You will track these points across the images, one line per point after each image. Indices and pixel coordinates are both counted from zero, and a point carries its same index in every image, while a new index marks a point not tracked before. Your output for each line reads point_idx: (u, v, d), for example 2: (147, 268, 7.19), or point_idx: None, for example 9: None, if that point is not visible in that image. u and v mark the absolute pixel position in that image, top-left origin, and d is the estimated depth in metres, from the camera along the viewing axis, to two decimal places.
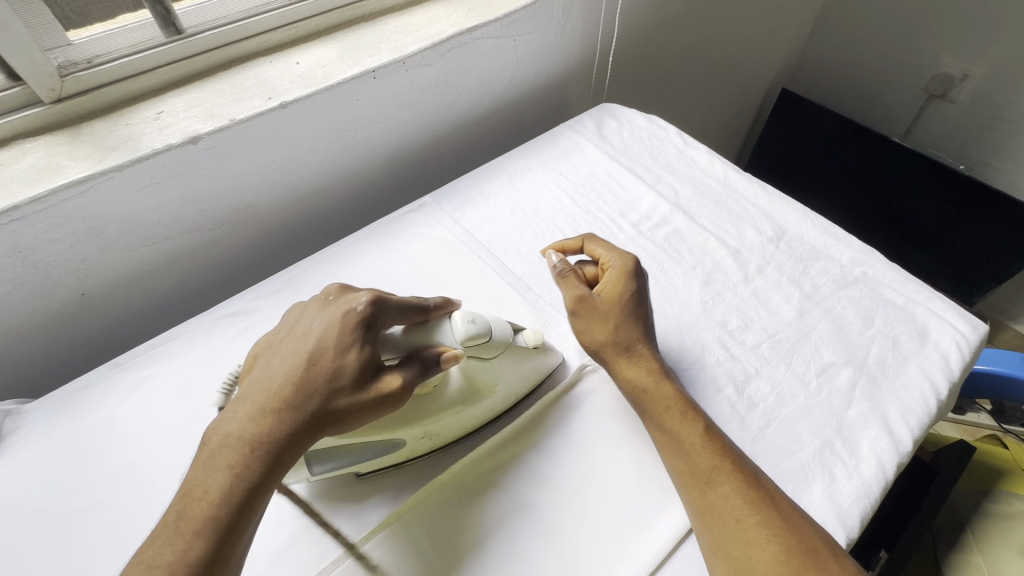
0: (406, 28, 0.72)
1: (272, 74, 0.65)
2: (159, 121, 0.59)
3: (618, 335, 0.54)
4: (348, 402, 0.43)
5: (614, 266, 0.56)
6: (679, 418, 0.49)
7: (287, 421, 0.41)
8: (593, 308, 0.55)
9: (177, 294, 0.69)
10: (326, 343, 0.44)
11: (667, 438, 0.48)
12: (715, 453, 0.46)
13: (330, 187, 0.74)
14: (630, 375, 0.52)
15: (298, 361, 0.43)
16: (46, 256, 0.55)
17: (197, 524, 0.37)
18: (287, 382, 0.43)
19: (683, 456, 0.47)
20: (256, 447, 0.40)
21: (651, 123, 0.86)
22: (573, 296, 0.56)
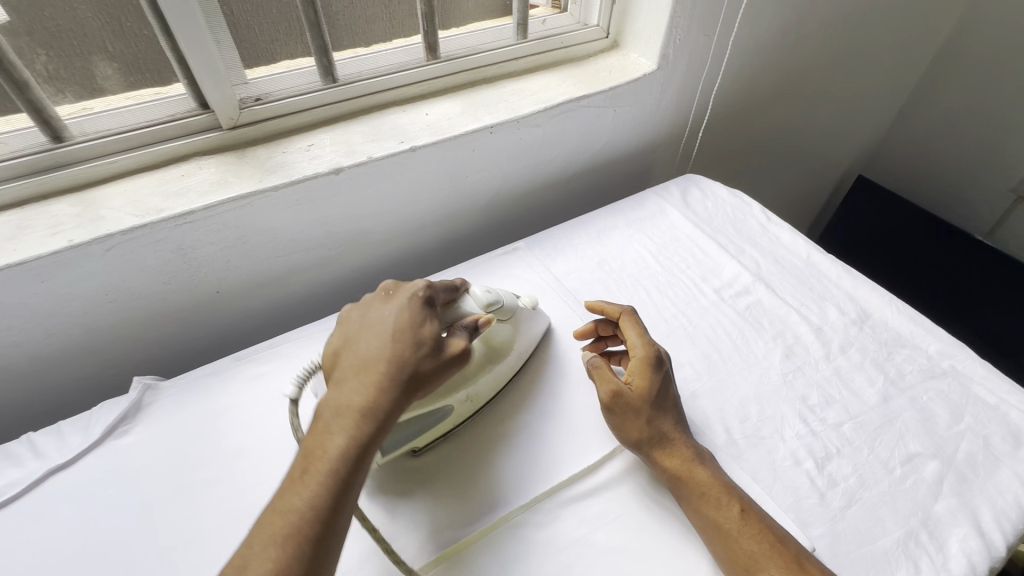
0: (521, 92, 0.81)
1: (405, 122, 0.74)
2: (309, 152, 0.68)
3: (651, 426, 0.54)
4: (430, 367, 0.48)
5: (641, 355, 0.58)
6: (713, 496, 0.50)
7: (384, 389, 0.46)
8: (629, 404, 0.55)
9: (290, 302, 0.76)
10: (403, 326, 0.49)
11: (706, 524, 0.49)
12: (750, 532, 0.48)
13: (433, 223, 0.81)
14: (663, 463, 0.52)
15: (384, 340, 0.49)
16: (201, 255, 0.64)
17: (320, 476, 0.42)
18: (375, 355, 0.48)
19: (723, 542, 0.47)
20: (364, 414, 0.45)
21: (734, 198, 0.89)
22: (608, 391, 0.56)
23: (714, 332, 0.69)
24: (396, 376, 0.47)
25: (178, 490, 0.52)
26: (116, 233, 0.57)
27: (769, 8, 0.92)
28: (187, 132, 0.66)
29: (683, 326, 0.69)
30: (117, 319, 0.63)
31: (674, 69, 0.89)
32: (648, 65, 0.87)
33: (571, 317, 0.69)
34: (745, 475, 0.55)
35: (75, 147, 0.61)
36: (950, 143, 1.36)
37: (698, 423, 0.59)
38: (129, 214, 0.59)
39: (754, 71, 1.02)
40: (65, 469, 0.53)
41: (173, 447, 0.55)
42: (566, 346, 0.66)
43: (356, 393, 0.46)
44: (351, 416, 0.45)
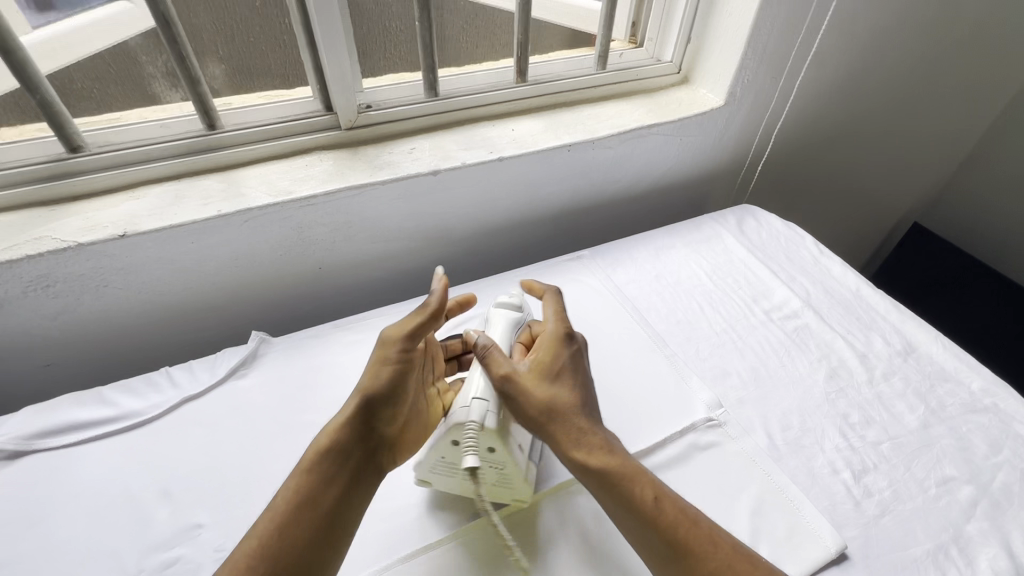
0: (597, 116, 0.90)
1: (493, 135, 0.84)
2: (412, 154, 0.78)
3: (549, 413, 0.51)
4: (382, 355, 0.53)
5: (543, 343, 0.55)
6: (629, 483, 0.49)
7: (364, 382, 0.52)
8: (520, 387, 0.51)
9: (376, 285, 0.86)
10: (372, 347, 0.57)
11: (622, 515, 0.48)
12: (665, 518, 0.47)
13: (506, 226, 0.90)
14: (569, 451, 0.50)
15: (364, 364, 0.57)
16: (314, 234, 0.74)
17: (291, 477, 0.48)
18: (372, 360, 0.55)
19: (638, 535, 0.48)
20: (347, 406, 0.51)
21: (789, 229, 0.95)
22: (498, 376, 0.51)
23: (761, 348, 0.74)
24: (375, 371, 0.52)
25: (287, 428, 0.61)
26: (255, 208, 0.68)
27: (834, 55, 0.98)
28: (312, 130, 0.78)
29: (732, 340, 0.74)
30: (239, 281, 0.74)
31: (739, 105, 0.96)
32: (716, 101, 0.95)
33: (629, 322, 0.76)
34: (785, 477, 0.59)
35: (226, 135, 0.73)
36: (1012, 198, 1.37)
37: (743, 425, 0.64)
38: (265, 193, 0.70)
39: (816, 113, 1.07)
40: (196, 399, 0.63)
41: (283, 393, 0.64)
42: (623, 346, 0.73)
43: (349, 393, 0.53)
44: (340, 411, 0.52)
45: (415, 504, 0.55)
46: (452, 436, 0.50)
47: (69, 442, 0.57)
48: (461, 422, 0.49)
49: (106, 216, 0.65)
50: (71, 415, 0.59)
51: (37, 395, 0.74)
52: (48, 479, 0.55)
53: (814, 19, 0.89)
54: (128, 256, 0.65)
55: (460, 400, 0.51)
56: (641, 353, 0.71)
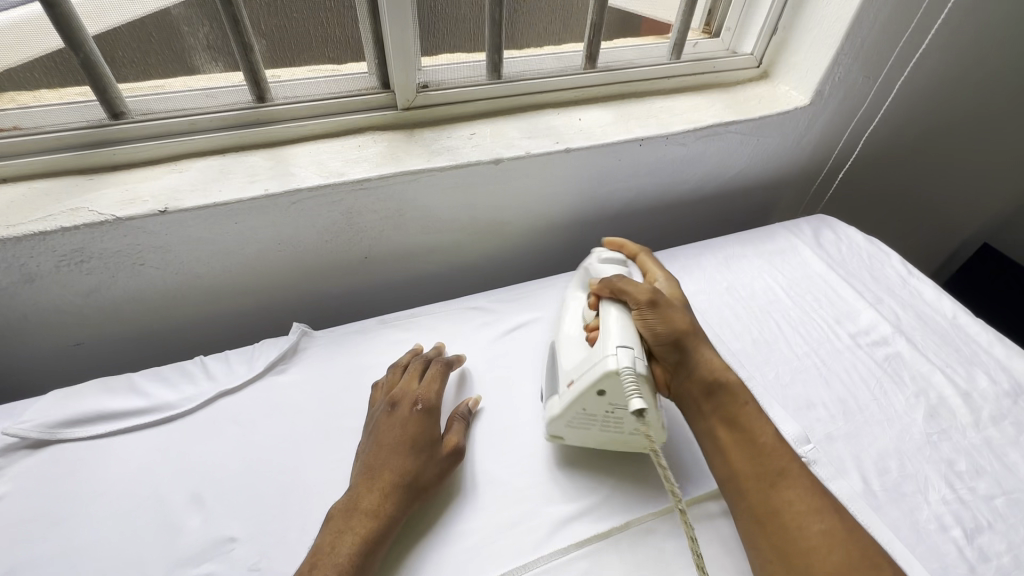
0: (670, 110, 0.82)
1: (558, 124, 0.77)
2: (471, 140, 0.72)
3: (694, 335, 0.54)
4: (427, 452, 0.50)
5: (672, 285, 0.61)
6: (753, 413, 0.50)
7: (428, 468, 0.49)
8: (665, 305, 0.55)
9: (422, 279, 0.80)
10: (389, 424, 0.52)
11: (746, 440, 0.49)
12: (782, 452, 0.48)
13: (563, 223, 0.83)
14: (708, 367, 0.53)
15: (380, 439, 0.51)
16: (363, 220, 0.69)
17: (337, 564, 0.42)
18: (418, 437, 0.51)
19: (751, 456, 0.48)
20: (407, 489, 0.47)
21: (872, 245, 0.86)
22: (645, 294, 0.55)
23: (849, 377, 0.66)
24: (441, 463, 0.50)
25: (329, 431, 0.55)
26: (304, 188, 0.62)
27: (936, 57, 0.88)
28: (366, 108, 0.72)
29: (815, 365, 0.67)
30: (280, 266, 0.69)
31: (825, 106, 0.87)
32: (800, 100, 0.86)
33: None
34: (887, 529, 0.52)
35: (275, 109, 0.67)
36: None
37: (835, 465, 0.57)
38: (315, 174, 0.64)
39: (904, 119, 0.98)
40: (232, 394, 0.58)
41: (325, 392, 0.59)
42: None
43: (392, 468, 0.48)
44: (391, 489, 0.47)
45: (471, 529, 0.49)
46: (601, 385, 0.48)
47: (96, 434, 0.53)
48: (616, 370, 0.47)
49: (147, 189, 0.60)
50: (100, 403, 0.55)
51: (66, 375, 0.70)
52: (74, 473, 0.50)
53: (922, 13, 0.80)
54: (168, 234, 0.60)
55: (602, 349, 0.50)
56: None
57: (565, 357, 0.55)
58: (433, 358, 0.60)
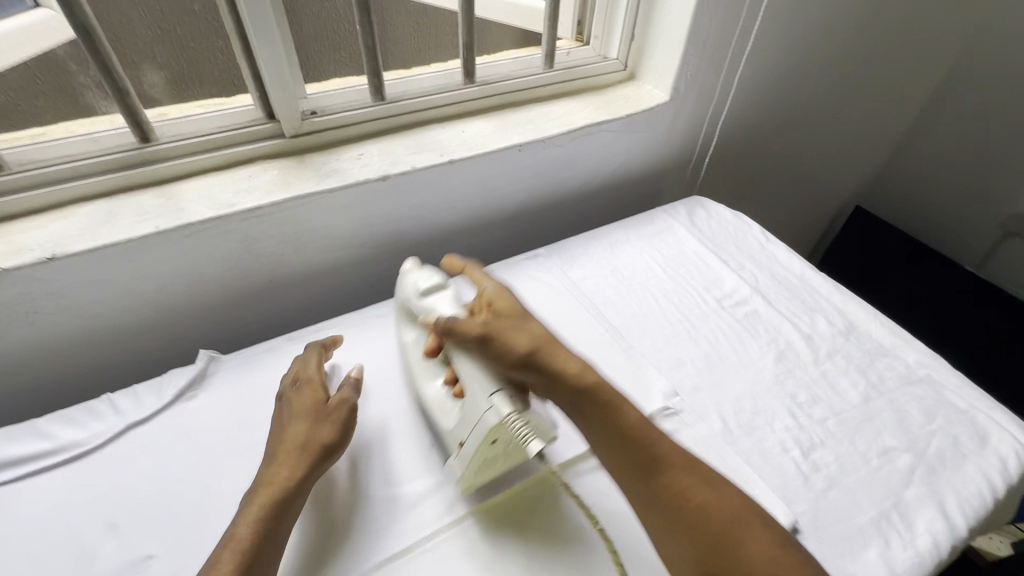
0: (546, 115, 0.90)
1: (443, 137, 0.83)
2: (360, 160, 0.77)
3: (542, 359, 0.55)
4: (322, 421, 0.56)
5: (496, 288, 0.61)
6: (616, 402, 0.54)
7: (324, 430, 0.55)
8: (499, 329, 0.55)
9: (331, 294, 0.85)
10: (288, 410, 0.57)
11: (617, 432, 0.52)
12: (653, 437, 0.52)
13: (460, 229, 0.90)
14: (567, 384, 0.54)
15: (282, 424, 0.56)
16: (261, 245, 0.72)
17: (241, 534, 0.47)
18: (313, 407, 0.57)
19: (627, 447, 0.52)
20: (305, 447, 0.54)
21: (736, 219, 0.98)
22: (474, 332, 0.55)
23: (714, 335, 0.76)
24: (331, 416, 0.56)
25: (240, 446, 0.59)
26: (196, 222, 0.65)
27: (774, 49, 1.01)
28: (254, 139, 0.75)
29: (685, 329, 0.76)
30: (184, 298, 0.72)
31: (685, 100, 0.98)
32: (661, 96, 0.97)
33: (586, 318, 0.76)
34: (739, 458, 0.61)
35: (161, 147, 0.70)
36: (942, 177, 1.45)
37: (697, 413, 0.66)
38: (206, 206, 0.67)
39: (760, 105, 1.11)
40: (142, 425, 0.60)
41: (235, 412, 0.62)
42: (581, 344, 0.73)
43: (290, 440, 0.54)
44: (292, 452, 0.53)
45: (376, 510, 0.55)
46: (491, 437, 0.50)
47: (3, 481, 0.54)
48: (500, 422, 0.49)
49: (33, 238, 0.61)
50: (5, 451, 0.56)
51: None
52: None
53: (752, 14, 0.92)
54: (60, 279, 0.61)
55: (478, 406, 0.52)
56: (598, 348, 0.72)
57: (442, 419, 0.57)
58: (325, 346, 0.66)
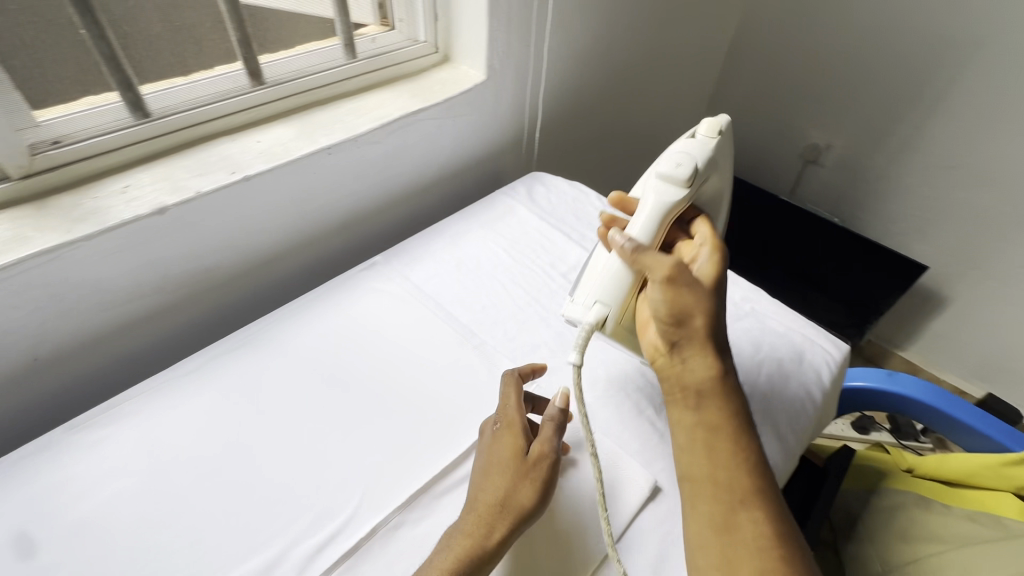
0: (356, 111, 0.83)
1: (234, 151, 0.72)
2: (126, 194, 0.64)
3: (707, 327, 0.55)
4: (519, 484, 0.50)
5: (717, 258, 0.59)
6: (741, 422, 0.53)
7: (522, 493, 0.50)
8: (685, 286, 0.55)
9: (131, 356, 0.71)
10: (503, 456, 0.52)
11: (727, 454, 0.51)
12: (757, 465, 0.51)
13: (283, 249, 0.80)
14: (702, 366, 0.54)
15: (491, 480, 0.51)
16: (5, 321, 0.57)
17: None
18: (512, 461, 0.52)
19: (734, 468, 0.50)
20: (502, 511, 0.49)
21: (574, 189, 0.99)
22: (664, 274, 0.55)
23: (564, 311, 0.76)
24: (530, 476, 0.51)
25: None
26: None
27: (581, 16, 1.02)
28: None
29: (536, 311, 0.75)
30: None
31: (503, 77, 0.96)
32: (478, 76, 0.93)
33: (433, 320, 0.72)
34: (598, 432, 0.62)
35: None
36: (751, 120, 1.62)
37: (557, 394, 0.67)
38: None
39: (581, 74, 1.12)
40: None
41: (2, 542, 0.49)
42: (431, 350, 0.68)
43: (487, 496, 0.50)
44: (486, 514, 0.49)
45: None
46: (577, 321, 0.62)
47: None
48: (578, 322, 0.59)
49: None
50: None
51: None
52: None
53: None
54: None
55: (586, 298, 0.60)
56: (449, 350, 0.68)
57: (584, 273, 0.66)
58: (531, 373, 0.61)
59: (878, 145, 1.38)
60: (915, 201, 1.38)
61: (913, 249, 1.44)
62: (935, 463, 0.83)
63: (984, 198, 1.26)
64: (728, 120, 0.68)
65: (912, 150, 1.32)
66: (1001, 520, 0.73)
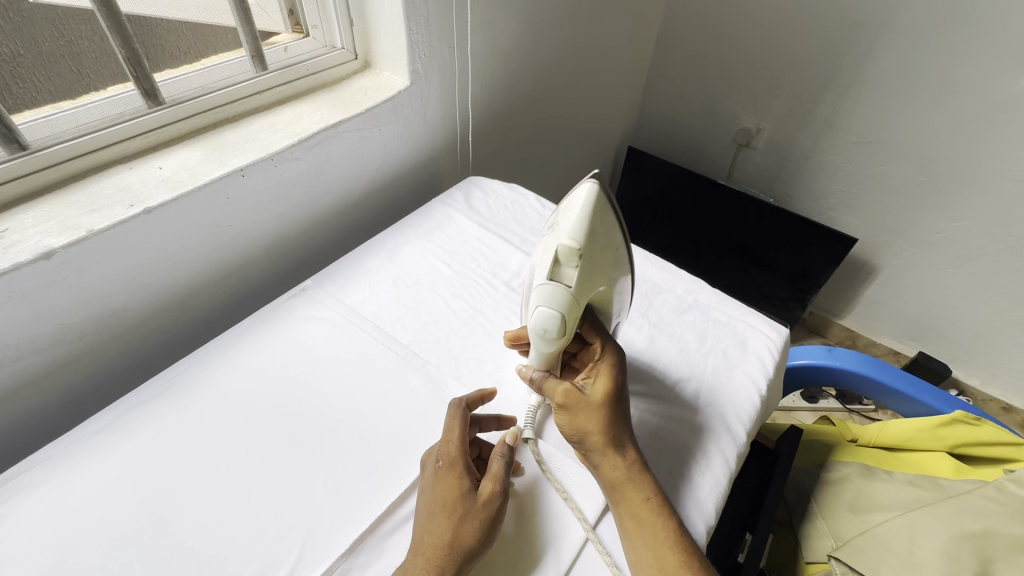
0: (270, 127, 0.77)
1: (132, 181, 0.66)
2: (3, 239, 0.57)
3: (609, 434, 0.54)
4: (467, 523, 0.48)
5: (608, 366, 0.57)
6: (661, 509, 0.52)
7: (470, 531, 0.48)
8: (579, 404, 0.56)
9: (31, 417, 0.64)
10: (448, 494, 0.50)
11: (651, 541, 0.50)
12: (686, 550, 0.50)
13: (201, 281, 0.74)
14: (612, 468, 0.54)
15: (436, 521, 0.49)
16: None
17: None
18: (459, 497, 0.49)
19: (660, 555, 0.49)
20: (451, 550, 0.47)
21: (512, 192, 0.97)
22: (559, 398, 0.57)
23: (509, 321, 0.73)
24: (480, 513, 0.49)
25: None
26: None
27: (505, 14, 0.99)
28: None
29: (479, 325, 0.73)
30: None
31: (429, 80, 0.92)
32: (402, 82, 0.89)
33: (372, 344, 0.68)
34: (551, 445, 0.60)
35: None
36: (684, 108, 1.65)
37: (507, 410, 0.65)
38: None
39: (511, 72, 1.10)
40: None
41: None
42: (370, 377, 0.65)
43: (434, 538, 0.48)
44: (435, 555, 0.47)
45: None
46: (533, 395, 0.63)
47: None
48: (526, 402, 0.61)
49: None
50: None
51: None
52: None
53: None
54: None
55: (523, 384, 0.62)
56: (390, 375, 0.65)
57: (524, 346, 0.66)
58: (478, 400, 0.59)
59: (804, 126, 1.43)
60: (840, 177, 1.44)
61: (842, 223, 1.51)
62: (876, 431, 0.87)
63: (900, 170, 1.33)
64: (580, 225, 0.52)
65: (835, 129, 1.38)
66: (938, 479, 0.77)
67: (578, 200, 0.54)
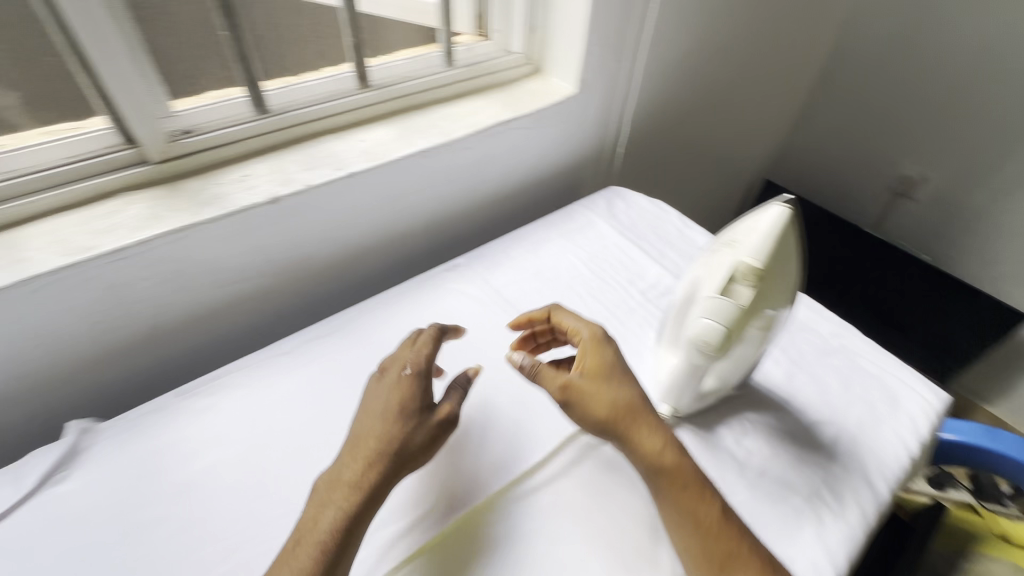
0: (451, 117, 0.86)
1: (339, 149, 0.77)
2: (244, 182, 0.69)
3: (627, 415, 0.53)
4: (418, 433, 0.52)
5: (598, 351, 0.57)
6: (698, 487, 0.51)
7: (417, 437, 0.52)
8: (583, 391, 0.54)
9: (229, 332, 0.76)
10: (395, 402, 0.53)
11: (690, 519, 0.49)
12: (733, 528, 0.49)
13: (372, 244, 0.84)
14: (644, 453, 0.52)
15: (381, 420, 0.52)
16: (132, 291, 0.63)
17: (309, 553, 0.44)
18: (405, 404, 0.53)
19: (706, 540, 0.48)
20: (388, 448, 0.50)
21: (654, 207, 0.98)
22: (557, 389, 0.55)
23: (641, 329, 0.75)
24: (424, 426, 0.52)
25: (129, 531, 0.51)
26: (46, 273, 0.56)
27: (677, 33, 1.00)
28: (113, 168, 0.65)
29: (612, 327, 0.75)
30: (36, 364, 0.61)
31: (594, 89, 0.96)
32: (569, 89, 0.94)
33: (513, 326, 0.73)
34: None
35: None
36: (837, 146, 1.55)
37: None
38: (56, 253, 0.57)
39: (669, 91, 1.11)
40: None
41: (120, 491, 0.54)
42: (508, 355, 0.69)
43: (376, 434, 0.51)
44: (376, 449, 0.50)
45: None
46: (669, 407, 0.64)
47: None
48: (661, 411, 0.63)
49: None
50: None
51: None
52: None
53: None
54: None
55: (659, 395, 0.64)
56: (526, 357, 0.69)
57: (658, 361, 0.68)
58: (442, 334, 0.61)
59: (983, 182, 1.29)
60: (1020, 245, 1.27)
61: (1013, 297, 1.33)
62: None
63: None
64: (766, 244, 0.52)
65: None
66: None
67: (764, 221, 0.54)
